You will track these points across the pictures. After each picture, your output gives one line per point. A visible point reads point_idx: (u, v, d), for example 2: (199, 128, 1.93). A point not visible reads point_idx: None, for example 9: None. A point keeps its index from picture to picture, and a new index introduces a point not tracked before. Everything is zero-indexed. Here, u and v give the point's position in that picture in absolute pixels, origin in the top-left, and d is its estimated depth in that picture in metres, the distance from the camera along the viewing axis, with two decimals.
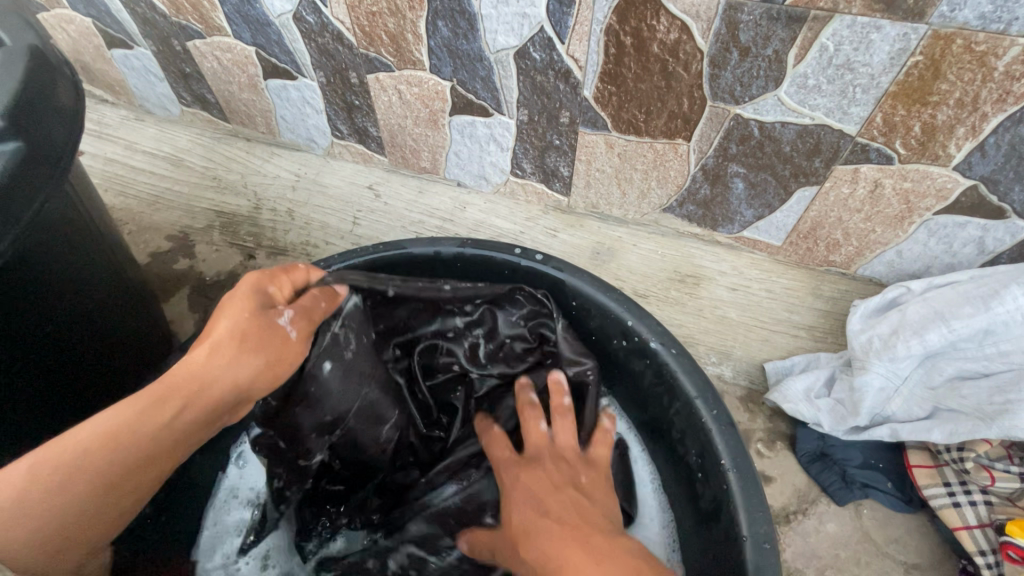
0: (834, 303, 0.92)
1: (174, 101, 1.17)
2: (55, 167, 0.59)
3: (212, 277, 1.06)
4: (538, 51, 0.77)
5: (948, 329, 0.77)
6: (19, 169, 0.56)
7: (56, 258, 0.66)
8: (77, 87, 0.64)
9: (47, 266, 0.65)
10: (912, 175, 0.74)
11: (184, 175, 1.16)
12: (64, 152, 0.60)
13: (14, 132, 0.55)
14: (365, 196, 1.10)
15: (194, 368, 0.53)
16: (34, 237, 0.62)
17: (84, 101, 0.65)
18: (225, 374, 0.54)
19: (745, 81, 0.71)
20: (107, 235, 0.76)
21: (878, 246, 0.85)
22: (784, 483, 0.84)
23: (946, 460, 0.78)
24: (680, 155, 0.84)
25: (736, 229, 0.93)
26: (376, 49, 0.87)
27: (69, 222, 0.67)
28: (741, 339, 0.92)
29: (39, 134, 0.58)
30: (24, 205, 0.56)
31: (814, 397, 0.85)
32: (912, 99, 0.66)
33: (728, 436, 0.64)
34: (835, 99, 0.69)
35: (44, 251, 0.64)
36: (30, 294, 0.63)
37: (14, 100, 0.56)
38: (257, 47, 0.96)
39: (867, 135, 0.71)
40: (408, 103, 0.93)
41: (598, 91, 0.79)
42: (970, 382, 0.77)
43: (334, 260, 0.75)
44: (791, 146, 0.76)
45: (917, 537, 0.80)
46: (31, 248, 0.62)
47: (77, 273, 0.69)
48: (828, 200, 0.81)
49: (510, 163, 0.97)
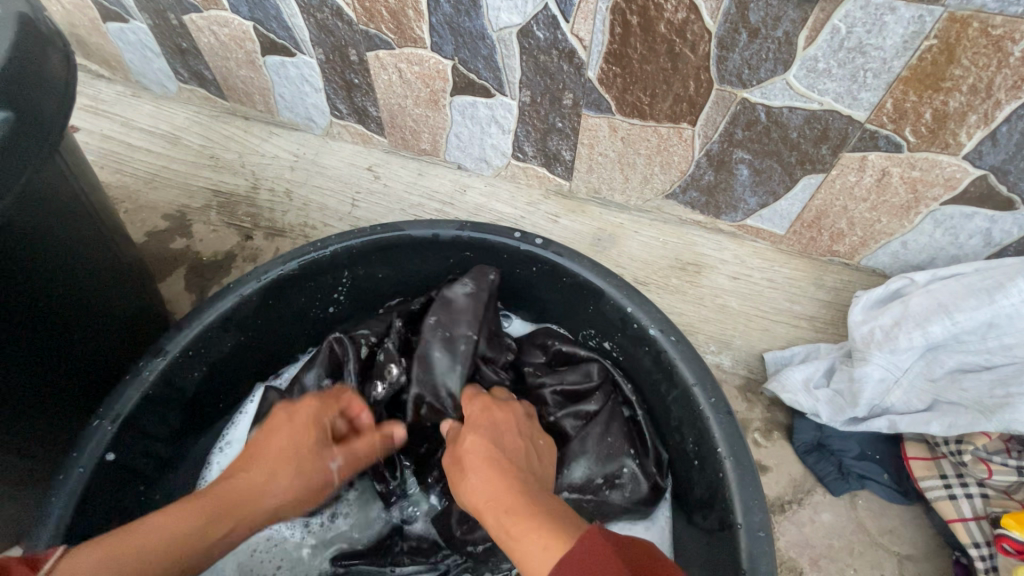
0: (836, 293, 0.91)
1: (171, 77, 1.15)
2: (45, 140, 0.58)
3: (209, 258, 1.05)
4: (542, 30, 0.75)
5: (950, 321, 0.76)
6: (8, 140, 0.54)
7: (47, 234, 0.65)
8: (69, 58, 0.63)
9: (38, 242, 0.64)
10: (921, 164, 0.72)
11: (181, 154, 1.15)
12: (56, 124, 0.59)
13: (5, 103, 0.54)
14: (364, 176, 1.08)
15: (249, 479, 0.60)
16: (24, 211, 0.61)
17: (76, 71, 0.63)
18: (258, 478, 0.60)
19: (753, 64, 0.69)
20: (102, 213, 0.75)
21: (883, 236, 0.84)
22: (780, 472, 0.84)
23: (944, 453, 0.77)
24: (684, 140, 0.82)
25: (739, 217, 0.91)
26: (376, 25, 0.85)
27: (62, 198, 0.66)
28: (741, 329, 0.92)
29: (29, 105, 0.56)
30: (13, 177, 0.55)
31: (812, 387, 0.84)
32: (924, 84, 0.64)
33: (726, 425, 0.63)
34: (845, 84, 0.67)
35: (34, 225, 0.63)
36: (19, 270, 0.62)
37: (5, 69, 0.54)
38: (255, 21, 0.94)
39: (876, 121, 0.70)
40: (409, 82, 0.91)
41: (602, 72, 0.77)
42: (971, 375, 0.76)
43: (332, 240, 0.76)
44: (798, 132, 0.75)
45: (911, 529, 0.80)
46: (22, 223, 0.61)
47: (68, 248, 0.68)
48: (833, 188, 0.80)
49: (511, 146, 0.95)
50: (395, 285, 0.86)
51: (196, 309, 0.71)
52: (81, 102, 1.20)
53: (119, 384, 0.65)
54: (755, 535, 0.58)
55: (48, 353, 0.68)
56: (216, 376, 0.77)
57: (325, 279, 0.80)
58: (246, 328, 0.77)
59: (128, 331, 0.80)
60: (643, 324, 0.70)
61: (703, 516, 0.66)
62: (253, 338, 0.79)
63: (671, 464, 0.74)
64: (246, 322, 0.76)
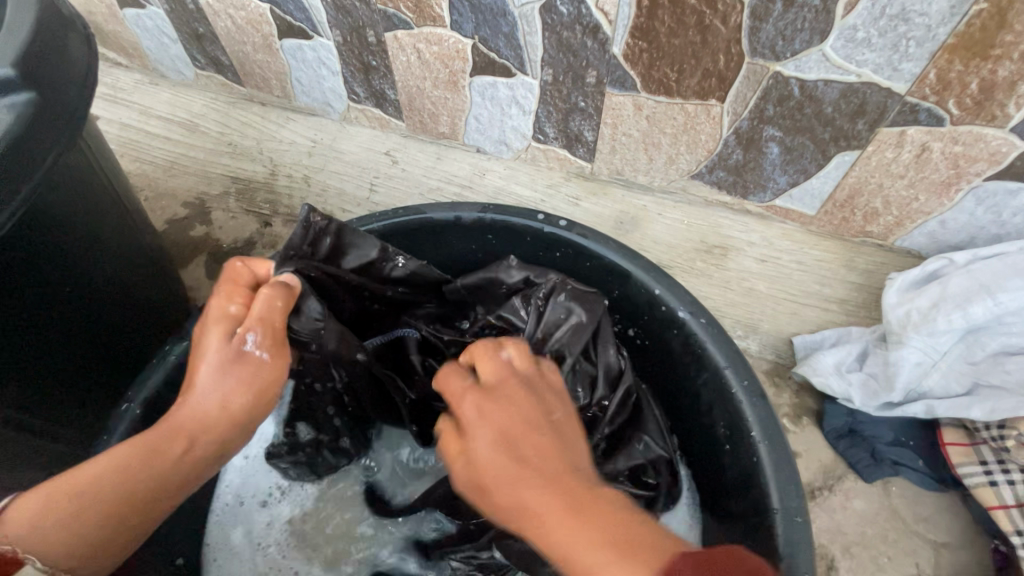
0: (869, 276, 0.88)
1: (188, 64, 1.15)
2: (70, 122, 0.58)
3: (229, 245, 1.06)
4: (566, 4, 0.73)
5: (993, 302, 0.73)
6: (33, 122, 0.54)
7: (72, 216, 0.65)
8: (90, 40, 0.62)
9: (64, 224, 0.64)
10: (964, 138, 0.69)
11: (199, 141, 1.14)
12: (80, 106, 0.59)
13: (28, 84, 0.54)
14: (382, 161, 1.07)
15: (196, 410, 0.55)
16: (49, 193, 0.61)
17: (97, 53, 0.63)
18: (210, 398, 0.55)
19: (788, 35, 0.66)
20: (124, 196, 0.75)
21: (921, 215, 0.81)
22: (809, 458, 0.82)
23: (983, 439, 0.75)
24: (713, 117, 0.80)
25: (768, 197, 0.89)
26: (394, 4, 0.83)
27: (85, 181, 0.66)
28: (769, 313, 0.90)
29: (52, 86, 0.56)
30: (39, 159, 0.55)
31: (844, 371, 0.82)
32: (971, 52, 0.61)
33: (759, 409, 0.62)
34: (885, 54, 0.64)
35: (58, 209, 0.63)
36: (45, 251, 0.62)
37: (27, 50, 0.54)
38: (272, 3, 0.93)
39: (917, 93, 0.67)
40: (427, 63, 0.90)
41: (628, 47, 0.75)
42: (1015, 357, 0.74)
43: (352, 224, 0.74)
44: (834, 107, 0.72)
45: (947, 516, 0.78)
46: (48, 205, 0.61)
47: (93, 232, 0.68)
48: (869, 165, 0.77)
49: (532, 127, 0.93)
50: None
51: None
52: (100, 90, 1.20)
53: (146, 366, 0.65)
54: (792, 519, 0.56)
55: (74, 337, 0.68)
56: None
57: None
58: None
59: (152, 317, 0.80)
60: (671, 306, 0.69)
61: (734, 501, 0.65)
62: None
63: (701, 449, 0.73)
64: None
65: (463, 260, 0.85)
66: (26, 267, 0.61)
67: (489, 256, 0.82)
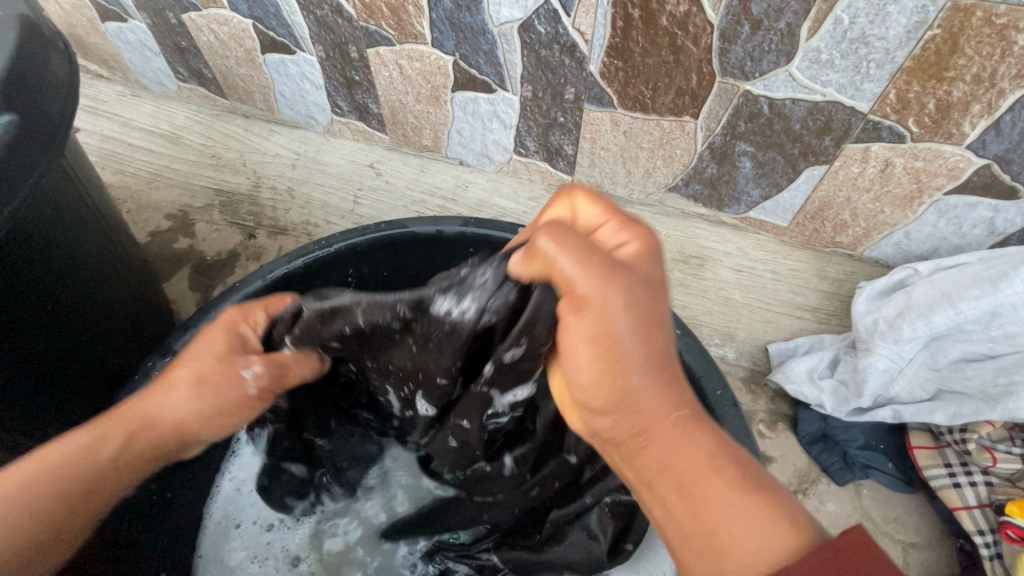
0: (840, 285, 0.91)
1: (170, 76, 1.15)
2: (53, 143, 0.58)
3: (213, 257, 1.06)
4: (543, 24, 0.75)
5: (955, 311, 0.76)
6: (16, 144, 0.54)
7: (54, 234, 0.65)
8: (71, 60, 0.63)
9: (45, 242, 0.64)
10: (924, 155, 0.72)
11: (183, 153, 1.14)
12: (61, 126, 0.59)
13: (11, 106, 0.54)
14: (366, 174, 1.08)
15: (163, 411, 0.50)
16: (31, 212, 0.61)
17: (77, 74, 0.63)
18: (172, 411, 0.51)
19: (756, 56, 0.69)
20: (105, 212, 0.75)
21: (887, 226, 0.84)
22: (784, 463, 0.84)
23: (947, 442, 0.78)
24: (687, 133, 0.82)
25: (742, 209, 0.91)
26: (376, 21, 0.84)
27: (66, 198, 0.66)
28: (745, 321, 0.92)
29: (34, 108, 0.56)
30: (22, 180, 0.55)
31: (816, 377, 0.85)
32: (927, 74, 0.64)
33: (732, 418, 0.64)
34: (848, 75, 0.67)
35: (39, 229, 0.63)
36: (27, 270, 0.62)
37: (9, 73, 0.54)
38: (254, 19, 0.94)
39: (879, 112, 0.69)
40: (409, 78, 0.91)
41: (604, 66, 0.77)
42: (975, 364, 0.77)
43: (337, 239, 0.76)
44: (801, 124, 0.74)
45: (915, 516, 0.81)
46: (29, 224, 0.61)
47: (75, 249, 0.68)
48: (836, 179, 0.80)
49: (513, 141, 0.95)
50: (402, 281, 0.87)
51: (204, 308, 0.71)
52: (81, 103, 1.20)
53: (130, 384, 0.66)
54: None
55: (56, 355, 0.68)
56: None
57: (333, 276, 0.80)
58: None
59: (134, 333, 0.80)
60: None
61: None
62: None
63: None
64: None
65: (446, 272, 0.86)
66: (9, 287, 0.61)
67: None
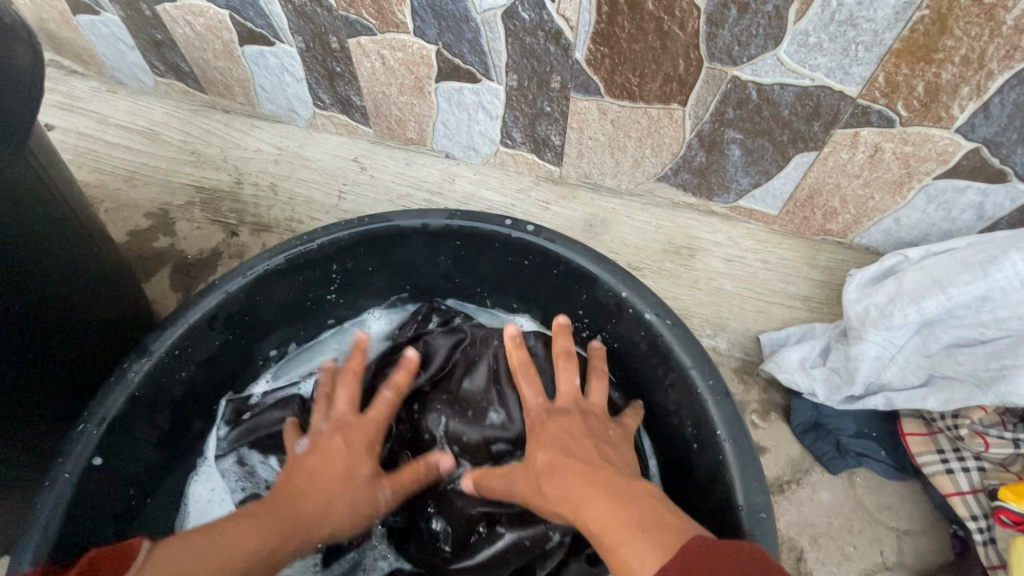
0: (830, 273, 0.91)
1: (147, 71, 1.11)
2: None
3: (195, 255, 1.03)
4: (527, 11, 0.73)
5: (946, 297, 0.76)
6: None
7: (20, 232, 0.62)
8: (35, 48, 0.59)
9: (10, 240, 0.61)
10: (913, 139, 0.71)
11: (161, 150, 1.12)
12: None
13: None
14: (350, 168, 1.06)
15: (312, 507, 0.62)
16: None
17: (44, 64, 0.60)
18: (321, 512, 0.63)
19: (743, 40, 0.68)
20: (79, 209, 0.72)
21: (876, 212, 0.83)
22: (778, 453, 0.84)
23: (940, 428, 0.78)
24: (675, 121, 0.81)
25: (732, 198, 0.90)
26: (356, 10, 0.82)
27: (34, 195, 0.64)
28: (736, 311, 0.92)
29: None
30: None
31: (808, 366, 0.84)
32: (916, 56, 0.63)
33: (724, 407, 0.63)
34: (837, 58, 0.66)
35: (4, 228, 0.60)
36: None
37: None
38: (231, 10, 0.91)
39: (868, 96, 0.69)
40: (392, 69, 0.89)
41: (590, 53, 0.76)
42: (965, 349, 0.76)
43: (319, 234, 0.74)
44: (790, 110, 0.73)
45: (908, 503, 0.81)
46: None
47: (45, 249, 0.66)
48: (826, 165, 0.79)
49: (500, 132, 0.93)
50: (388, 275, 0.85)
51: (181, 307, 0.69)
52: (55, 99, 1.16)
53: (104, 385, 0.64)
54: (757, 515, 0.57)
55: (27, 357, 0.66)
56: (207, 375, 0.76)
57: (317, 271, 0.78)
58: (233, 325, 0.75)
59: (111, 333, 0.78)
60: (638, 308, 0.69)
61: (701, 500, 0.66)
62: (243, 334, 0.78)
63: (670, 448, 0.73)
64: (234, 319, 0.74)
65: (433, 266, 0.85)
66: None
67: (460, 262, 0.83)
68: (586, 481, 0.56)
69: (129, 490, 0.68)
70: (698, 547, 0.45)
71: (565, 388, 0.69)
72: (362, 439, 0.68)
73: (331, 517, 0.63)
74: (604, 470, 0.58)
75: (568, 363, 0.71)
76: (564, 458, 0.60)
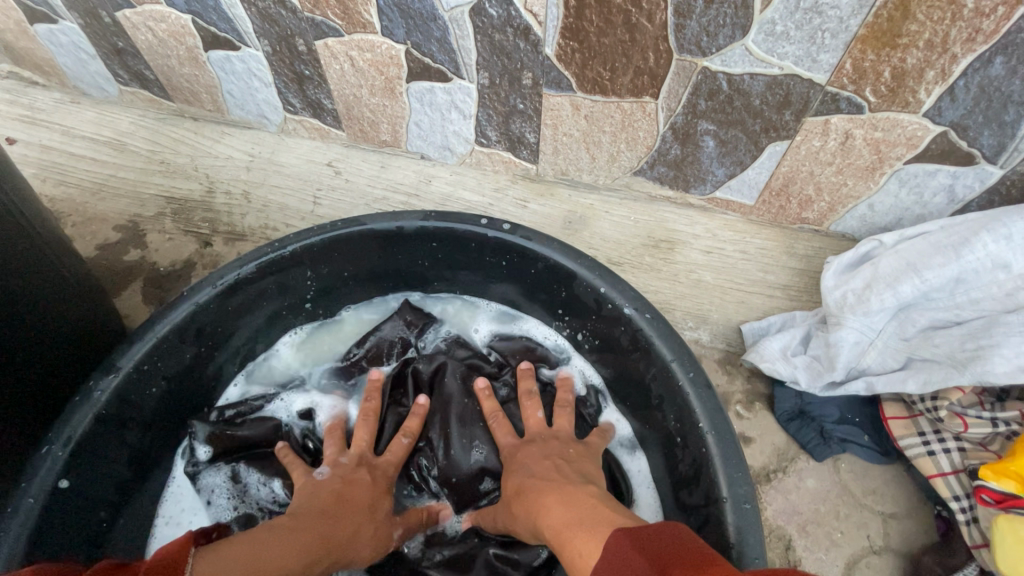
0: (809, 261, 0.91)
1: (110, 80, 1.09)
2: None
3: (167, 269, 1.01)
4: (494, 7, 0.72)
5: (920, 280, 0.77)
6: None
7: None
8: None
9: None
10: (882, 125, 0.72)
11: (129, 161, 1.09)
12: None
13: None
14: (324, 173, 1.04)
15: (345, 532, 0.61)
16: None
17: None
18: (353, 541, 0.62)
19: (712, 31, 0.68)
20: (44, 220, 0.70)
21: (851, 200, 0.84)
22: (763, 443, 0.84)
23: (921, 410, 0.78)
24: (648, 114, 0.81)
25: (709, 189, 0.90)
26: (321, 11, 0.80)
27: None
28: (718, 303, 0.92)
29: None
30: None
31: (790, 355, 0.84)
32: (881, 42, 0.64)
33: (706, 399, 0.62)
34: (804, 46, 0.66)
35: None
36: None
37: None
38: (193, 14, 0.89)
39: (837, 83, 0.69)
40: (361, 71, 0.87)
41: (560, 48, 0.75)
42: (942, 331, 0.76)
43: (292, 240, 0.73)
44: (761, 99, 0.73)
45: (893, 486, 0.82)
46: None
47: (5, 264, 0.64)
48: (799, 154, 0.79)
49: (474, 131, 0.92)
50: (364, 280, 0.84)
51: (150, 320, 0.67)
52: (16, 112, 1.13)
53: (70, 403, 0.61)
54: (741, 506, 0.57)
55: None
56: (178, 389, 0.74)
57: (288, 279, 0.77)
58: (204, 337, 0.73)
59: (77, 350, 0.76)
60: (617, 303, 0.69)
61: (687, 493, 0.66)
62: (216, 345, 0.76)
63: (655, 443, 0.73)
64: (205, 330, 0.73)
65: (409, 269, 0.84)
66: None
67: (437, 263, 0.82)
68: (546, 493, 0.58)
69: (101, 510, 0.66)
70: (620, 539, 0.45)
71: (534, 425, 0.72)
72: (384, 477, 0.70)
73: (356, 546, 0.62)
74: (569, 483, 0.59)
75: (532, 398, 0.75)
76: (532, 480, 0.62)
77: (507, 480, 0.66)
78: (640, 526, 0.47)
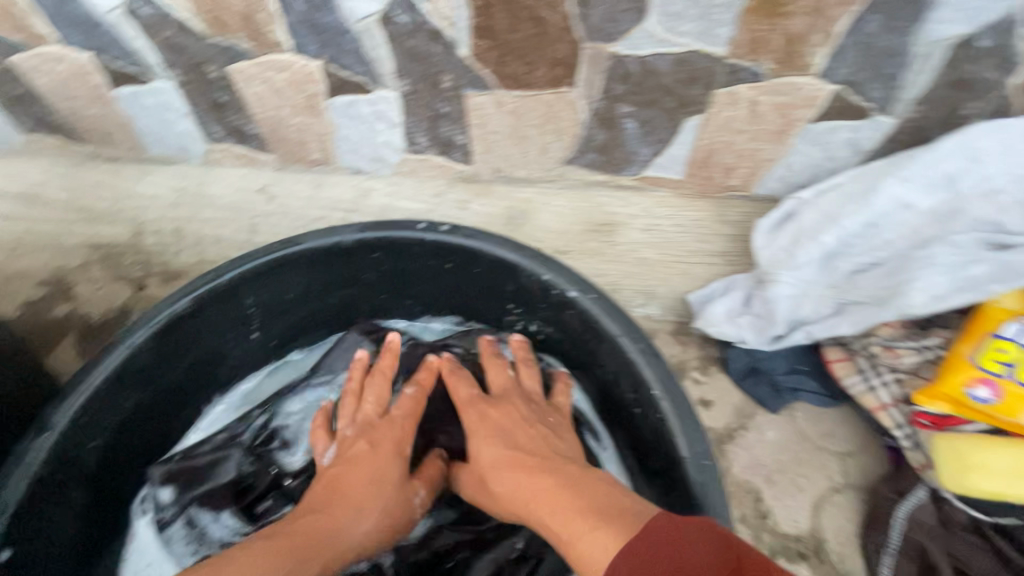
0: (742, 227, 0.96)
1: (14, 131, 1.02)
2: None
3: (99, 319, 0.99)
4: (402, 14, 0.74)
5: (841, 230, 0.82)
6: None
7: None
8: None
9: None
10: (784, 89, 0.76)
11: (46, 211, 1.04)
12: None
13: None
14: (257, 199, 1.02)
15: (342, 519, 0.67)
16: None
17: None
18: (352, 526, 0.67)
19: (613, 16, 0.71)
20: None
21: (769, 162, 0.87)
22: (722, 404, 0.96)
23: (858, 348, 0.86)
24: (569, 103, 0.83)
25: (638, 169, 0.92)
26: (229, 36, 0.80)
27: None
28: (661, 278, 1.00)
29: None
30: None
31: (734, 316, 0.91)
32: (768, 11, 0.68)
33: (656, 366, 0.66)
34: (701, 23, 0.70)
35: None
36: None
37: None
38: (93, 51, 0.86)
39: (736, 54, 0.73)
40: (279, 90, 0.86)
41: (474, 48, 0.76)
42: (864, 274, 0.83)
43: (224, 269, 0.72)
44: (671, 77, 0.77)
45: (841, 424, 0.94)
46: None
47: None
48: (715, 125, 0.83)
49: (403, 138, 0.92)
50: (308, 300, 0.84)
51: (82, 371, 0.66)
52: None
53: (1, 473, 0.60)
54: (702, 462, 0.61)
55: None
56: (121, 432, 0.73)
57: (229, 309, 0.76)
58: (144, 379, 0.72)
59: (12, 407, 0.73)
60: (562, 288, 0.73)
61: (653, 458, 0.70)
62: (157, 387, 0.75)
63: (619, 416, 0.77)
64: (145, 373, 0.72)
65: (352, 285, 0.85)
66: None
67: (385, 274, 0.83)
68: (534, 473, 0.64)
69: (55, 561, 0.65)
70: (664, 525, 0.51)
71: (502, 381, 0.79)
72: (387, 442, 0.76)
73: (349, 537, 0.66)
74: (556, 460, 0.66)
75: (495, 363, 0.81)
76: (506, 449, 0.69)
77: (473, 442, 0.73)
78: (675, 517, 0.53)
